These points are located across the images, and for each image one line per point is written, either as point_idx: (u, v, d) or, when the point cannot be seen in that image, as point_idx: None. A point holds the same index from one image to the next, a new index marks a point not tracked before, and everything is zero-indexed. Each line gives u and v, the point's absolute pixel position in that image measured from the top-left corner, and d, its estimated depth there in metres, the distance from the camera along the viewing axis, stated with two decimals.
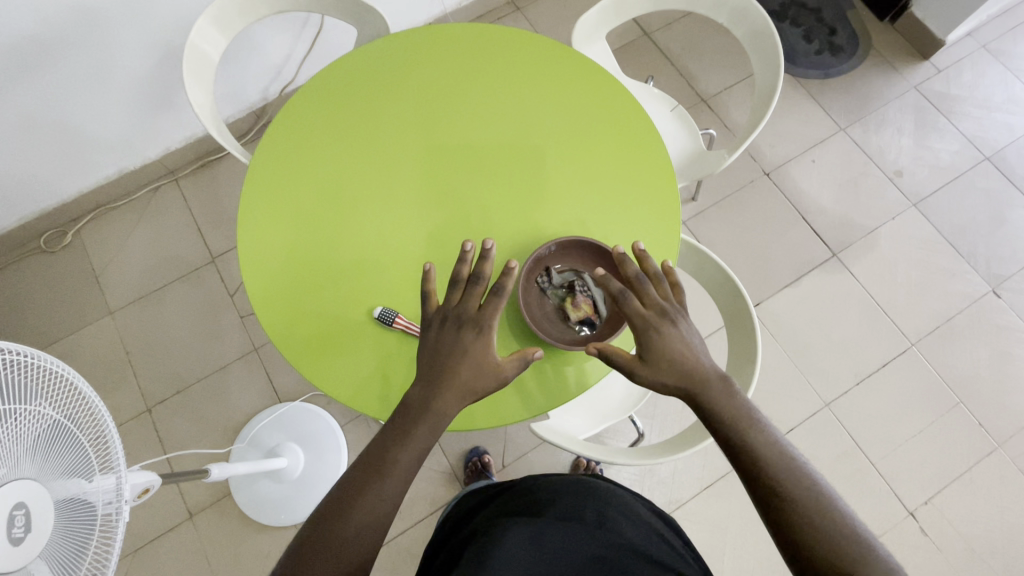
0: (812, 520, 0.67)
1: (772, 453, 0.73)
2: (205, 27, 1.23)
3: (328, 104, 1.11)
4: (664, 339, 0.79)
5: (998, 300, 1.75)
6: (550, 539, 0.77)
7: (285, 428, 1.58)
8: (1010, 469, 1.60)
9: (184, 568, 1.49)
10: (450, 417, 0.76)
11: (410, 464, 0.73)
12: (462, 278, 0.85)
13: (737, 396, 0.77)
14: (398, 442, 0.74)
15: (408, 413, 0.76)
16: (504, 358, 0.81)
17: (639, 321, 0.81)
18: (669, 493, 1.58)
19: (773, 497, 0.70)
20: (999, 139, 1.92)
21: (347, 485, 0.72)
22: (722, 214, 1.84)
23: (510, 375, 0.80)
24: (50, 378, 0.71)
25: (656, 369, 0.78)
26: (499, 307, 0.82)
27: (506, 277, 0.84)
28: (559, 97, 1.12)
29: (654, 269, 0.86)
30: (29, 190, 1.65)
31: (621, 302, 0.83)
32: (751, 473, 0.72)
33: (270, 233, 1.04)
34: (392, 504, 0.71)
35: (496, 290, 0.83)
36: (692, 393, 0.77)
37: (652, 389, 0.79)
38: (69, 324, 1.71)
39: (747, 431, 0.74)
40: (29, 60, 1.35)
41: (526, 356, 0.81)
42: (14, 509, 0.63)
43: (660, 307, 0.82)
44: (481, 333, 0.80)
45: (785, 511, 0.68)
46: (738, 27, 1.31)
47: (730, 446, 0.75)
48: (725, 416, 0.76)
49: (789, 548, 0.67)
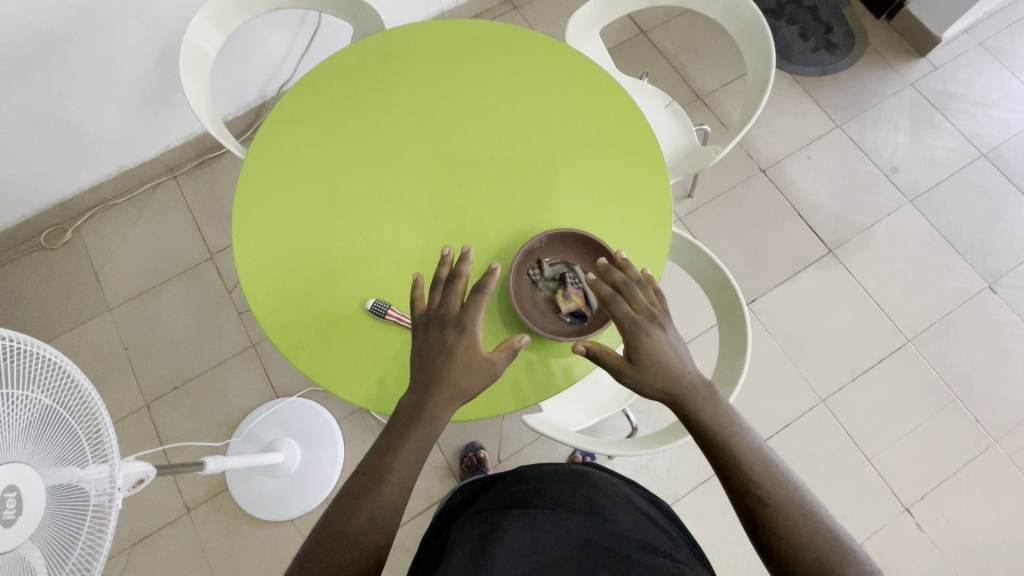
0: (793, 527, 0.68)
1: (754, 461, 0.73)
2: (202, 23, 1.24)
3: (324, 99, 1.12)
4: (652, 343, 0.79)
5: (995, 296, 1.75)
6: (545, 528, 0.74)
7: (282, 423, 1.59)
8: (1006, 464, 1.60)
9: (180, 562, 1.50)
10: (443, 420, 0.77)
11: (411, 469, 0.75)
12: (442, 280, 0.85)
13: (722, 406, 0.78)
14: (395, 445, 0.75)
15: (400, 419, 0.77)
16: (492, 351, 0.81)
17: (628, 323, 0.81)
18: (665, 488, 1.58)
19: (754, 504, 0.70)
20: (996, 135, 1.92)
21: (344, 491, 0.73)
22: (718, 210, 1.85)
23: (500, 368, 0.80)
24: (43, 364, 0.71)
25: (643, 373, 0.79)
26: (482, 305, 0.82)
27: (489, 278, 0.84)
28: (556, 95, 1.13)
29: (637, 276, 0.87)
30: (30, 187, 1.66)
31: (610, 305, 0.82)
32: (732, 479, 0.73)
33: (265, 227, 1.05)
34: (394, 509, 0.72)
35: (477, 289, 0.82)
36: (678, 399, 0.78)
37: (639, 392, 0.80)
38: (70, 320, 1.72)
39: (730, 439, 0.75)
40: (28, 58, 1.36)
41: (514, 345, 0.81)
42: (5, 492, 0.64)
43: (649, 311, 0.82)
44: (464, 331, 0.80)
45: (766, 521, 0.69)
46: (730, 23, 1.32)
47: (711, 454, 0.75)
48: (707, 424, 0.76)
49: (769, 557, 0.68)
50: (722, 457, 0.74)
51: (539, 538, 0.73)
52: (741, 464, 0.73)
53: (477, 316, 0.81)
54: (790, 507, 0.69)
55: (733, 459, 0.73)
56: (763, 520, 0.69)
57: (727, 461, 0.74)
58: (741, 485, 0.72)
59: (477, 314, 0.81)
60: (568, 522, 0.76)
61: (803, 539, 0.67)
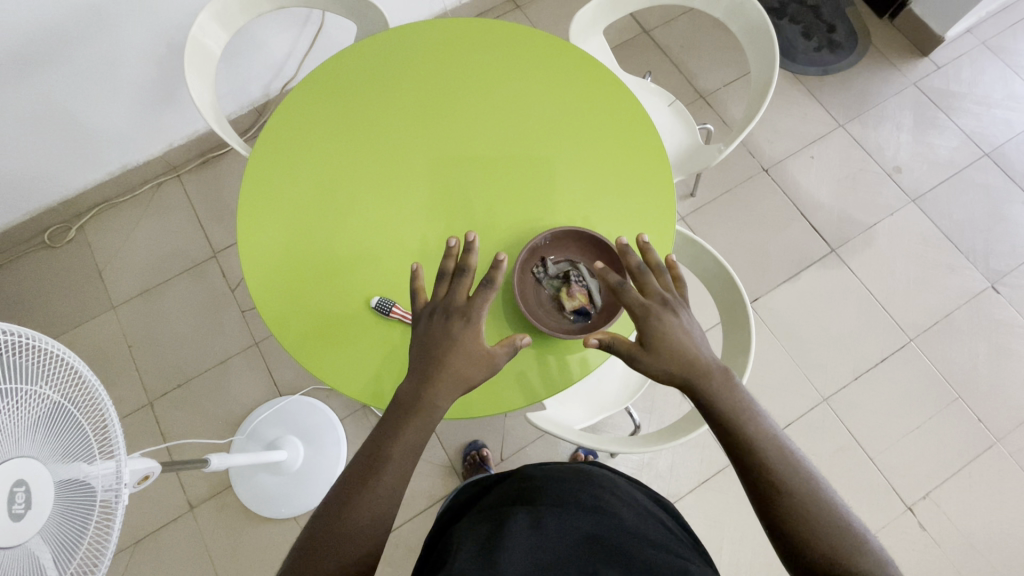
0: (809, 517, 0.68)
1: (771, 451, 0.73)
2: (206, 22, 1.25)
3: (329, 96, 1.13)
4: (666, 330, 0.79)
5: (998, 295, 1.75)
6: (550, 523, 0.75)
7: (285, 421, 1.59)
8: (1009, 463, 1.60)
9: (184, 559, 1.51)
10: (441, 411, 0.77)
11: (408, 462, 0.75)
12: (449, 272, 0.85)
13: (738, 391, 0.78)
14: (391, 436, 0.75)
15: (399, 409, 0.76)
16: (495, 346, 0.81)
17: (641, 309, 0.81)
18: (668, 486, 1.58)
19: (772, 493, 0.70)
20: (999, 135, 1.92)
21: (341, 483, 0.73)
22: (721, 209, 1.85)
23: (501, 362, 0.80)
24: (51, 360, 0.72)
25: (658, 359, 0.78)
26: (492, 296, 0.82)
27: (495, 270, 0.83)
28: (558, 92, 1.13)
29: (656, 262, 0.87)
30: (33, 185, 1.66)
31: (621, 291, 0.82)
32: (746, 468, 0.73)
33: (269, 224, 1.05)
34: (391, 502, 0.72)
35: (487, 280, 0.83)
36: (693, 385, 0.77)
37: (653, 378, 0.79)
38: (73, 318, 1.72)
39: (746, 427, 0.75)
40: (33, 56, 1.36)
41: (515, 343, 0.81)
42: (14, 486, 0.64)
43: (662, 296, 0.82)
44: (469, 322, 0.80)
45: (781, 508, 0.69)
46: (734, 22, 1.32)
47: (727, 442, 0.75)
48: (722, 413, 0.76)
49: (785, 544, 0.68)
50: (738, 446, 0.74)
51: (548, 535, 0.73)
52: (759, 454, 0.73)
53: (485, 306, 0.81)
54: (804, 497, 0.70)
55: (749, 449, 0.73)
56: (780, 509, 0.69)
57: (742, 451, 0.74)
58: (757, 476, 0.72)
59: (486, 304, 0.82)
60: (574, 519, 0.76)
61: (818, 527, 0.68)
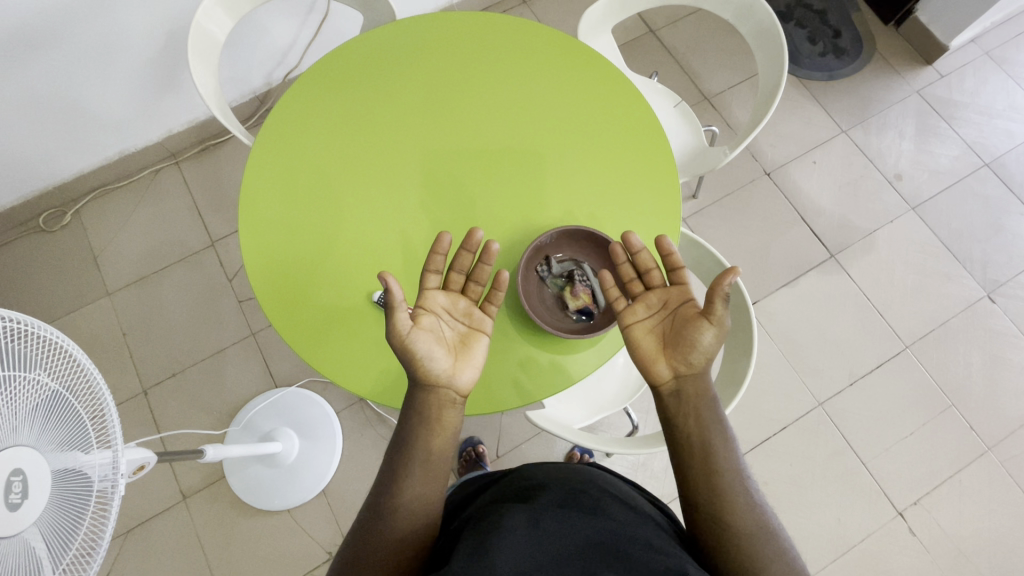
0: (781, 537, 0.70)
1: (734, 481, 0.72)
2: (212, 8, 1.23)
3: (331, 89, 1.11)
4: (684, 317, 0.81)
5: (994, 305, 1.76)
6: (548, 522, 0.73)
7: (281, 413, 1.58)
8: (999, 470, 1.62)
9: (174, 549, 1.50)
10: (431, 410, 0.79)
11: (440, 470, 0.77)
12: (467, 269, 0.89)
13: (717, 422, 0.76)
14: (419, 443, 0.76)
15: (416, 410, 0.79)
16: (402, 314, 0.78)
17: (672, 292, 0.85)
18: (662, 487, 1.59)
19: (758, 510, 0.71)
20: (999, 145, 1.93)
21: (374, 494, 0.75)
22: (723, 212, 1.85)
23: (393, 322, 0.77)
24: (48, 347, 0.71)
25: (679, 339, 0.80)
26: (430, 279, 0.85)
27: (440, 250, 0.85)
28: (562, 90, 1.12)
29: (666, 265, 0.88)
30: (29, 168, 1.64)
31: (652, 273, 0.88)
32: (693, 491, 0.72)
33: (271, 219, 1.04)
34: (429, 504, 0.75)
35: (453, 268, 0.89)
36: (687, 376, 0.79)
37: (663, 355, 0.81)
38: (67, 303, 1.71)
39: (713, 452, 0.74)
40: (31, 38, 1.34)
41: (388, 286, 0.76)
42: (11, 475, 0.63)
43: (680, 295, 0.84)
44: (428, 308, 0.84)
45: (765, 525, 0.70)
46: (744, 24, 1.31)
47: (685, 462, 0.74)
48: (696, 440, 0.75)
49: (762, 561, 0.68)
50: (695, 467, 0.73)
51: (543, 535, 0.71)
52: (717, 482, 0.72)
53: (434, 288, 0.86)
54: (770, 526, 0.70)
55: (708, 477, 0.72)
56: (744, 534, 0.69)
57: (700, 473, 0.73)
58: (704, 502, 0.71)
59: (434, 287, 0.86)
60: (572, 522, 0.73)
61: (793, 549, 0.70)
